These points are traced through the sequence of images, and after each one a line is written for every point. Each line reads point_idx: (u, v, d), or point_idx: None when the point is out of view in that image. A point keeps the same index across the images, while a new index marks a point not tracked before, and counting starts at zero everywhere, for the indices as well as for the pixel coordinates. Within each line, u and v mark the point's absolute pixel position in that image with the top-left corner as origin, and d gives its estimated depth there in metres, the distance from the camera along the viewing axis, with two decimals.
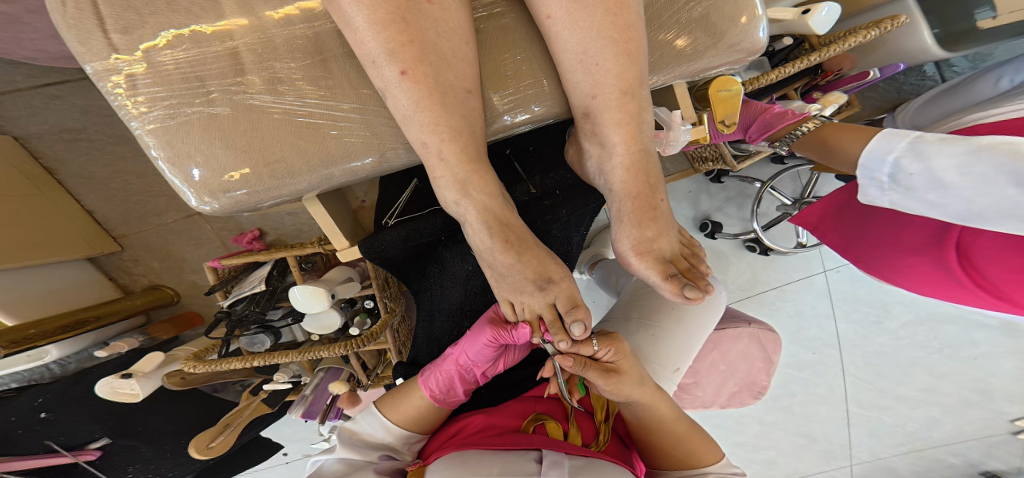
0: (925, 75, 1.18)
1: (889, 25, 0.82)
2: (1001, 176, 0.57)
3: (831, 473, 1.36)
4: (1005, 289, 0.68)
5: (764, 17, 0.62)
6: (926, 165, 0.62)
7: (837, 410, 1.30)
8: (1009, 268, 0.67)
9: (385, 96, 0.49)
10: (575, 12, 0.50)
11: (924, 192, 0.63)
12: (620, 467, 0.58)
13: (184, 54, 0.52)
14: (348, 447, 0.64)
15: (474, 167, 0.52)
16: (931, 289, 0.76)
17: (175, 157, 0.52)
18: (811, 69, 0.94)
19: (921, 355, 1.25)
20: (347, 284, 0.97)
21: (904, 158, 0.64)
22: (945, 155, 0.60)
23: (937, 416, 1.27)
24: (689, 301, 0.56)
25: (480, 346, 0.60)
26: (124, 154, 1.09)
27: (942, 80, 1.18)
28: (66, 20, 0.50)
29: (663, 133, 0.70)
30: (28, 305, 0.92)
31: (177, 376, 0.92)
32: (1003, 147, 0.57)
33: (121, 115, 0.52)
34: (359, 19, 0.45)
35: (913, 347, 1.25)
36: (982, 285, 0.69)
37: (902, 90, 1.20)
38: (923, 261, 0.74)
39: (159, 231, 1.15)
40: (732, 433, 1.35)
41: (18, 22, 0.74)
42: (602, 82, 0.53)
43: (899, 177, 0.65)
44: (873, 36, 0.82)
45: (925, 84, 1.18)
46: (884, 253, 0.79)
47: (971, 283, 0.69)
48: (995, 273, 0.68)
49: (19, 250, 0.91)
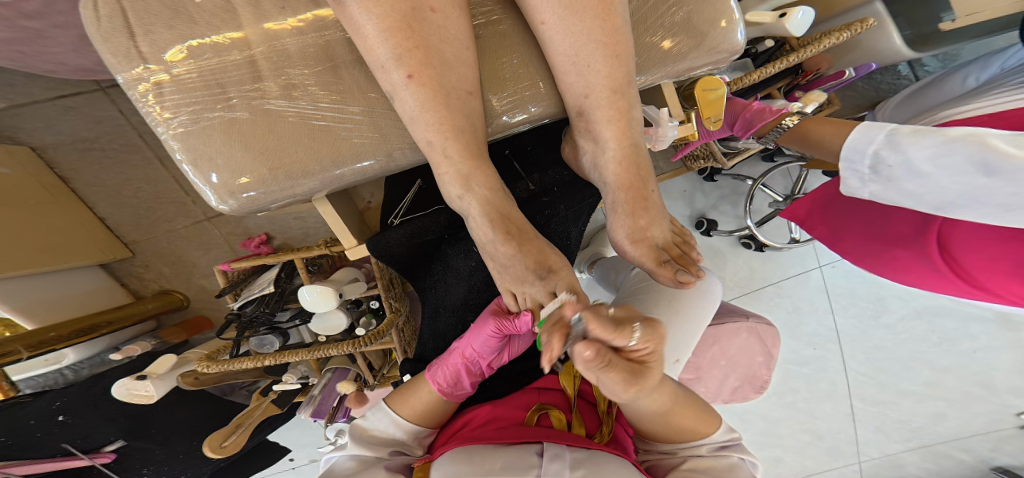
0: (901, 75, 1.22)
1: (860, 27, 0.87)
2: (971, 166, 0.60)
3: (840, 471, 1.37)
4: (981, 278, 0.72)
5: (741, 21, 0.66)
6: (902, 157, 0.66)
7: (842, 406, 1.33)
8: (982, 258, 0.71)
9: (393, 98, 0.53)
10: (567, 17, 0.54)
11: (901, 182, 0.67)
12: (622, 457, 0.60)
13: (205, 63, 0.55)
14: (359, 443, 0.66)
15: (476, 164, 0.55)
16: (914, 278, 0.80)
17: (196, 159, 0.55)
18: (792, 69, 0.98)
19: (921, 348, 1.27)
20: (353, 284, 1.01)
21: (882, 150, 0.68)
22: (918, 147, 0.64)
23: (942, 411, 1.28)
24: (681, 285, 0.59)
25: (484, 337, 0.63)
26: (135, 162, 1.12)
27: (916, 79, 1.22)
28: (98, 32, 0.54)
29: (652, 130, 0.73)
30: (47, 310, 0.95)
31: (191, 376, 0.96)
32: (974, 138, 0.60)
33: (148, 120, 0.55)
34: (369, 27, 0.49)
35: (913, 341, 1.28)
36: (959, 274, 0.73)
37: (880, 89, 1.24)
38: (905, 252, 0.78)
39: (169, 237, 1.18)
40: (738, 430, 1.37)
41: (43, 37, 0.78)
42: (593, 82, 0.56)
43: (878, 168, 0.69)
44: (847, 36, 0.86)
45: (901, 83, 1.23)
46: (869, 245, 0.83)
47: (947, 272, 0.73)
48: (969, 262, 0.72)
49: (36, 256, 0.94)
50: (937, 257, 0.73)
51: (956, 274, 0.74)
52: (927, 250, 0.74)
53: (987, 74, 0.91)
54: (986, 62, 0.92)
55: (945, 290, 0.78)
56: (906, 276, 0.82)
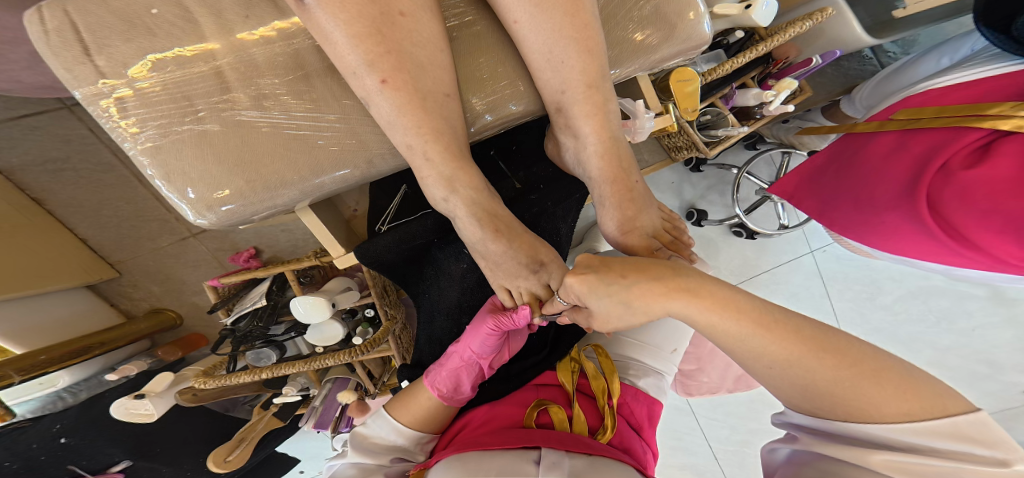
0: (866, 60, 1.24)
1: (820, 16, 0.85)
2: None
3: None
4: (981, 241, 0.62)
5: (707, 14, 0.66)
6: None
7: None
8: (980, 216, 0.61)
9: (368, 104, 0.53)
10: (538, 15, 0.53)
11: None
12: (623, 464, 0.58)
13: (169, 76, 0.54)
14: (360, 451, 0.66)
15: (458, 165, 0.55)
16: (909, 248, 0.71)
17: (170, 175, 0.55)
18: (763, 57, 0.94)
19: (920, 329, 1.27)
20: (345, 293, 0.99)
21: None
22: None
23: None
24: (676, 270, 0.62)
25: (483, 336, 0.66)
26: (111, 181, 1.11)
27: (880, 64, 1.24)
28: (50, 48, 0.52)
29: (629, 122, 0.73)
30: (36, 335, 0.93)
31: (189, 393, 0.96)
32: None
33: (114, 137, 0.55)
34: (338, 34, 0.48)
35: (911, 322, 1.28)
36: (954, 236, 0.64)
37: (847, 75, 1.25)
38: (897, 217, 0.70)
39: (155, 254, 1.17)
40: (747, 420, 1.36)
41: None
42: (569, 78, 0.56)
43: None
44: (809, 25, 0.85)
45: (867, 68, 1.24)
46: (859, 213, 0.76)
47: (936, 231, 0.64)
48: (965, 224, 0.63)
49: (21, 280, 0.92)
50: (927, 218, 0.65)
51: (950, 237, 0.64)
52: (917, 211, 0.66)
53: (960, 55, 0.89)
54: (958, 43, 0.90)
55: (939, 257, 0.69)
56: (901, 249, 0.73)
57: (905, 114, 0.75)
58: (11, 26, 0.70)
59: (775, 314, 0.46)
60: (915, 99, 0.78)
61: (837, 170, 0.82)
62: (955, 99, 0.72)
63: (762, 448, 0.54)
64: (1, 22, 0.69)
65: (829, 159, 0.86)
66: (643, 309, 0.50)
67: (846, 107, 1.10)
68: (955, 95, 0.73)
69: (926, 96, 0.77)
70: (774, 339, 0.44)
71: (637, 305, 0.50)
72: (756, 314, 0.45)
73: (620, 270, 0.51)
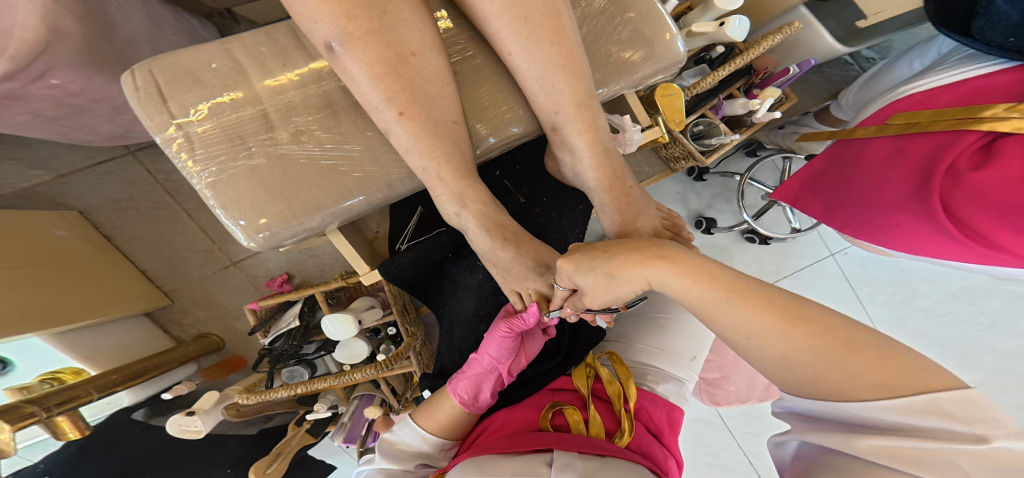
0: (847, 65, 1.27)
1: (789, 29, 0.89)
2: None
3: None
4: (995, 238, 0.65)
5: (679, 34, 0.73)
6: None
7: None
8: (992, 215, 0.64)
9: (388, 134, 0.60)
10: (529, 46, 0.61)
11: None
12: (635, 464, 0.61)
13: (224, 119, 0.64)
14: (386, 456, 0.71)
15: (467, 182, 0.62)
16: (920, 246, 0.74)
17: (227, 203, 0.63)
18: (745, 69, 0.99)
19: (973, 333, 1.24)
20: (369, 311, 1.07)
21: None
22: None
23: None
24: None
25: (499, 339, 0.72)
26: (165, 217, 1.23)
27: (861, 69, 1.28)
28: (138, 102, 0.62)
29: (619, 136, 0.79)
30: (106, 358, 1.03)
31: (234, 408, 1.07)
32: None
33: (183, 172, 0.63)
34: (361, 75, 0.56)
35: (959, 324, 1.25)
36: (968, 234, 0.66)
37: (832, 80, 1.26)
38: (910, 219, 0.72)
39: (201, 283, 1.27)
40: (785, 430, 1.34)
41: (86, 111, 0.86)
42: (560, 100, 0.63)
43: None
44: (781, 38, 0.90)
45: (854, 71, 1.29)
46: (868, 215, 0.79)
47: (951, 230, 0.67)
48: (979, 222, 0.65)
49: (99, 306, 1.03)
50: (940, 218, 0.67)
51: (965, 234, 0.67)
52: (930, 212, 0.68)
53: (929, 58, 0.92)
54: (926, 46, 0.93)
55: (949, 252, 0.72)
56: (912, 246, 0.76)
57: (901, 119, 0.77)
58: (103, 88, 0.83)
59: (747, 288, 0.46)
60: (900, 104, 0.81)
61: (840, 175, 0.85)
62: (944, 102, 0.75)
63: (770, 443, 0.54)
64: (95, 84, 0.80)
65: (828, 164, 0.89)
66: (622, 281, 0.52)
67: (837, 112, 1.14)
68: (944, 97, 0.75)
69: (911, 100, 0.80)
70: (745, 307, 0.45)
71: (619, 276, 0.51)
72: (729, 280, 0.47)
73: (603, 246, 0.54)
